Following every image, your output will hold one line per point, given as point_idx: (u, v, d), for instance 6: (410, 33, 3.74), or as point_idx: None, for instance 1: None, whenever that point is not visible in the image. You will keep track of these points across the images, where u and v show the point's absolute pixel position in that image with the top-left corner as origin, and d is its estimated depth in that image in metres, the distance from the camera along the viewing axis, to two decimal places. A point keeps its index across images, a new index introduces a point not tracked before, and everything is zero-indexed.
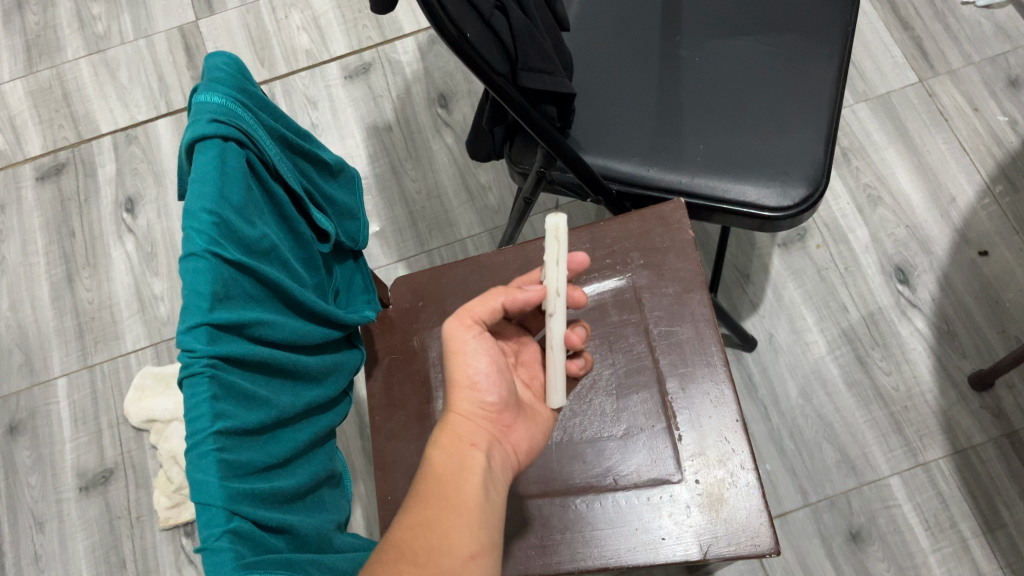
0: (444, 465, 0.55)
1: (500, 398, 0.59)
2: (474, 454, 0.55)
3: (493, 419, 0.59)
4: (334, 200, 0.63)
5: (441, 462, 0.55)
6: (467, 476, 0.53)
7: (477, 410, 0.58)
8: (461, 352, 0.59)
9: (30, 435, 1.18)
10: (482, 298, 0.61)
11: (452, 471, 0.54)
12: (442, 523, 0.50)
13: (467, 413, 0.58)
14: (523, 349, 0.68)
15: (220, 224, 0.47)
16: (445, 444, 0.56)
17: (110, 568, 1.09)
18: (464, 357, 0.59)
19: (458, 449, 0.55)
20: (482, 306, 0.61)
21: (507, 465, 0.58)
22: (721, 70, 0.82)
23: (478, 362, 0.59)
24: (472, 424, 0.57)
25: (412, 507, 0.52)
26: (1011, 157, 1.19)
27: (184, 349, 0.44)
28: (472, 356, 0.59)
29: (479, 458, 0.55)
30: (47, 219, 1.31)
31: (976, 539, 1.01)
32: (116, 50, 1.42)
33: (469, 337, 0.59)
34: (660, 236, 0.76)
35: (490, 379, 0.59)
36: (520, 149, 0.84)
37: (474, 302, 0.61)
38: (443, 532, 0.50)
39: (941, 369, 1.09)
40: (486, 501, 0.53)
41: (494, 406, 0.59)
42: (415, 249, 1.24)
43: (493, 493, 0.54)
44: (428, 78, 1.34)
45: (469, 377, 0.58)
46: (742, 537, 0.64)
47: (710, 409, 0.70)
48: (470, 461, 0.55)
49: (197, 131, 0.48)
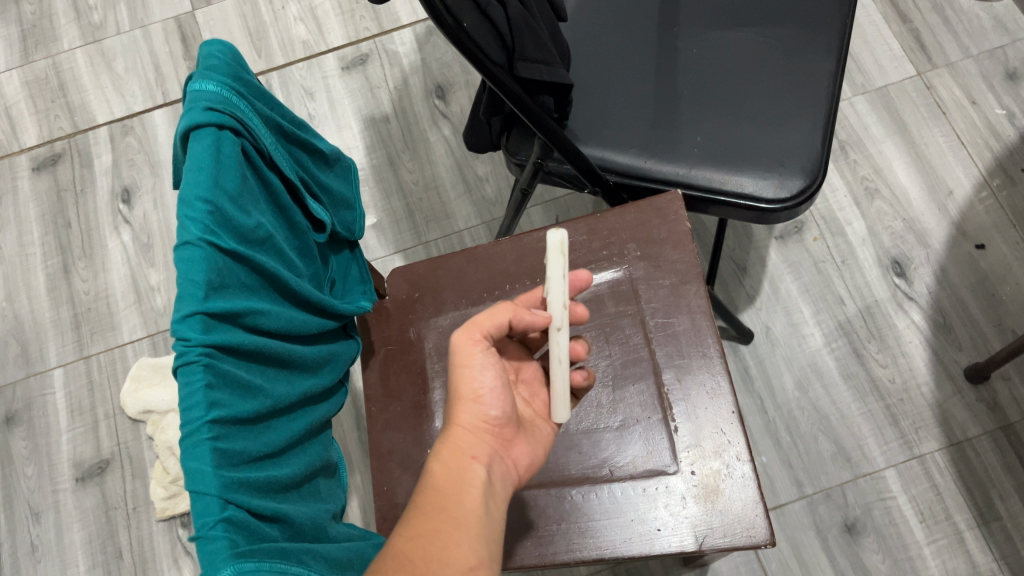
0: (444, 478, 0.54)
1: (503, 412, 0.58)
2: (474, 468, 0.54)
3: (495, 431, 0.58)
4: (330, 189, 0.63)
5: (440, 475, 0.54)
6: (466, 489, 0.53)
7: (479, 422, 0.57)
8: (466, 364, 0.58)
9: (26, 426, 1.18)
10: (491, 311, 0.59)
11: (452, 483, 0.53)
12: (441, 536, 0.50)
13: (470, 425, 0.57)
14: (523, 366, 0.67)
15: (215, 212, 0.47)
16: (445, 458, 0.55)
17: (106, 558, 1.09)
18: (469, 370, 0.58)
19: (459, 462, 0.55)
20: (489, 320, 0.59)
21: (508, 477, 0.58)
22: (718, 62, 0.82)
23: (483, 376, 0.58)
24: (473, 436, 0.57)
25: (411, 519, 0.51)
26: (1009, 150, 1.19)
27: (179, 337, 0.44)
28: (478, 369, 0.58)
29: (480, 471, 0.54)
30: (43, 209, 1.31)
31: (971, 531, 1.01)
32: (112, 41, 1.41)
33: (475, 351, 0.58)
34: (656, 228, 0.76)
35: (494, 393, 0.58)
36: (517, 140, 0.84)
37: (482, 314, 0.59)
38: (441, 544, 0.49)
39: (937, 361, 1.09)
40: (486, 515, 0.53)
41: (497, 419, 0.58)
42: (412, 241, 1.24)
43: (492, 507, 0.53)
44: (425, 70, 1.33)
45: (474, 391, 0.58)
46: (737, 529, 0.65)
47: (707, 400, 0.70)
48: (469, 474, 0.54)
49: (192, 119, 0.48)
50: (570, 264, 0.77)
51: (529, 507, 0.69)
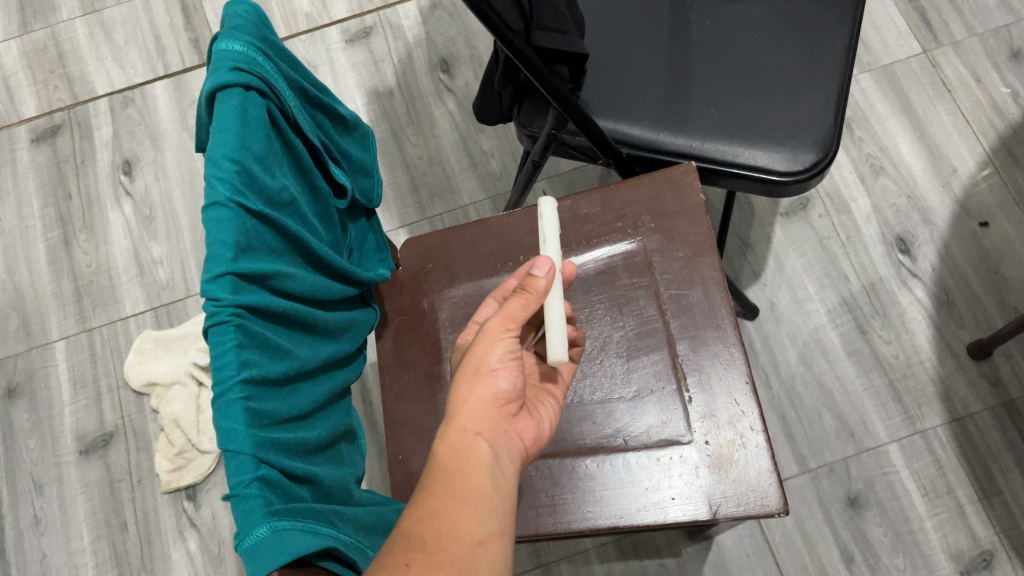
0: (449, 455, 0.53)
1: (512, 389, 0.58)
2: (479, 444, 0.54)
3: (502, 407, 0.57)
4: (350, 155, 0.62)
5: (446, 452, 0.53)
6: (473, 465, 0.52)
7: (490, 397, 0.57)
8: (490, 338, 0.57)
9: (28, 399, 1.18)
10: (522, 299, 0.56)
11: (457, 460, 0.53)
12: (450, 512, 0.49)
13: (480, 399, 0.56)
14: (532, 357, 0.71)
15: (243, 172, 0.47)
16: (450, 434, 0.54)
17: (111, 531, 1.09)
18: (488, 345, 0.57)
19: (463, 437, 0.54)
20: (523, 311, 0.57)
21: (514, 451, 0.57)
22: (732, 35, 0.81)
23: (503, 353, 0.57)
24: (483, 411, 0.56)
25: (419, 499, 0.50)
26: (1013, 129, 1.19)
27: (209, 298, 0.43)
28: (495, 345, 0.57)
29: (485, 447, 0.54)
30: (42, 181, 1.30)
31: (973, 505, 1.02)
32: (112, 11, 1.39)
33: (502, 329, 0.57)
34: (671, 200, 0.76)
35: (508, 369, 0.57)
36: (529, 112, 0.83)
37: (517, 304, 0.57)
38: (450, 520, 0.49)
39: (940, 338, 1.10)
40: (493, 491, 0.52)
41: (506, 394, 0.57)
42: (416, 216, 1.24)
43: (501, 481, 0.53)
44: (429, 43, 1.32)
45: (488, 366, 0.57)
46: (751, 498, 0.65)
47: (720, 371, 0.70)
48: (474, 451, 0.53)
49: (218, 79, 0.48)
50: (584, 236, 0.77)
51: (544, 474, 0.69)
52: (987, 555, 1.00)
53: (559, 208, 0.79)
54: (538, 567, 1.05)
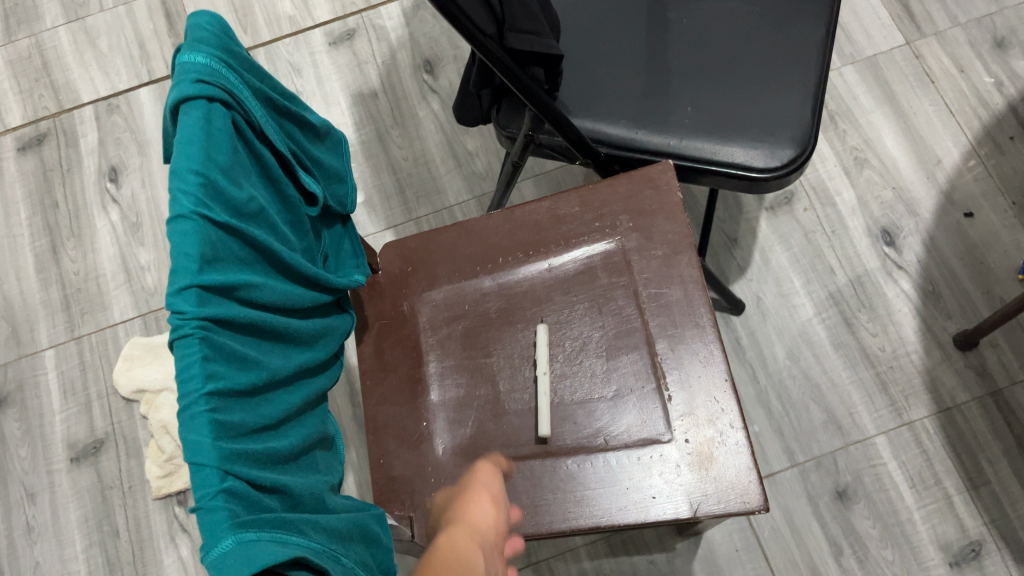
0: (448, 542, 0.48)
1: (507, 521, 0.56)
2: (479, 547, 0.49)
3: (502, 534, 0.54)
4: (321, 162, 0.62)
5: (445, 540, 0.49)
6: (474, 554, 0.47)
7: (488, 517, 0.54)
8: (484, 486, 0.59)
9: (19, 407, 1.18)
10: (493, 475, 0.62)
11: (456, 546, 0.48)
12: None
13: (479, 516, 0.54)
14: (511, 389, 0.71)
15: (207, 184, 0.47)
16: (452, 532, 0.50)
17: (103, 537, 1.10)
18: (485, 487, 0.58)
19: (464, 537, 0.50)
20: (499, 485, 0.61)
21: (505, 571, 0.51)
22: (710, 32, 0.81)
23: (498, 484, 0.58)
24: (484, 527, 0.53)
25: None
26: (997, 119, 1.19)
27: (173, 311, 0.44)
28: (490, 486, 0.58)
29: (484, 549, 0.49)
30: (29, 190, 1.30)
31: (960, 496, 1.02)
32: (95, 18, 1.40)
33: (489, 482, 0.60)
34: (649, 198, 0.75)
35: (502, 503, 0.57)
36: (507, 113, 0.83)
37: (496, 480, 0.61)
38: None
39: (926, 329, 1.10)
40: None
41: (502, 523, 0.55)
42: (402, 217, 1.24)
43: None
44: (413, 44, 1.32)
45: (488, 496, 0.57)
46: (731, 495, 0.65)
47: (700, 369, 0.70)
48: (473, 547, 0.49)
49: (181, 92, 0.48)
50: (562, 236, 0.77)
51: (525, 476, 0.69)
52: (976, 545, 1.00)
53: (537, 209, 0.78)
54: (528, 566, 1.06)
